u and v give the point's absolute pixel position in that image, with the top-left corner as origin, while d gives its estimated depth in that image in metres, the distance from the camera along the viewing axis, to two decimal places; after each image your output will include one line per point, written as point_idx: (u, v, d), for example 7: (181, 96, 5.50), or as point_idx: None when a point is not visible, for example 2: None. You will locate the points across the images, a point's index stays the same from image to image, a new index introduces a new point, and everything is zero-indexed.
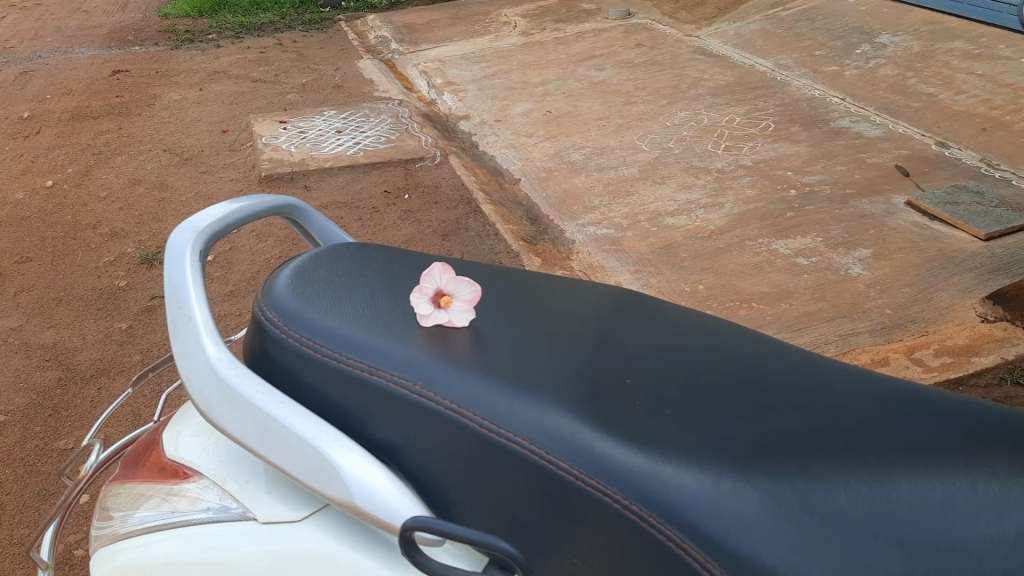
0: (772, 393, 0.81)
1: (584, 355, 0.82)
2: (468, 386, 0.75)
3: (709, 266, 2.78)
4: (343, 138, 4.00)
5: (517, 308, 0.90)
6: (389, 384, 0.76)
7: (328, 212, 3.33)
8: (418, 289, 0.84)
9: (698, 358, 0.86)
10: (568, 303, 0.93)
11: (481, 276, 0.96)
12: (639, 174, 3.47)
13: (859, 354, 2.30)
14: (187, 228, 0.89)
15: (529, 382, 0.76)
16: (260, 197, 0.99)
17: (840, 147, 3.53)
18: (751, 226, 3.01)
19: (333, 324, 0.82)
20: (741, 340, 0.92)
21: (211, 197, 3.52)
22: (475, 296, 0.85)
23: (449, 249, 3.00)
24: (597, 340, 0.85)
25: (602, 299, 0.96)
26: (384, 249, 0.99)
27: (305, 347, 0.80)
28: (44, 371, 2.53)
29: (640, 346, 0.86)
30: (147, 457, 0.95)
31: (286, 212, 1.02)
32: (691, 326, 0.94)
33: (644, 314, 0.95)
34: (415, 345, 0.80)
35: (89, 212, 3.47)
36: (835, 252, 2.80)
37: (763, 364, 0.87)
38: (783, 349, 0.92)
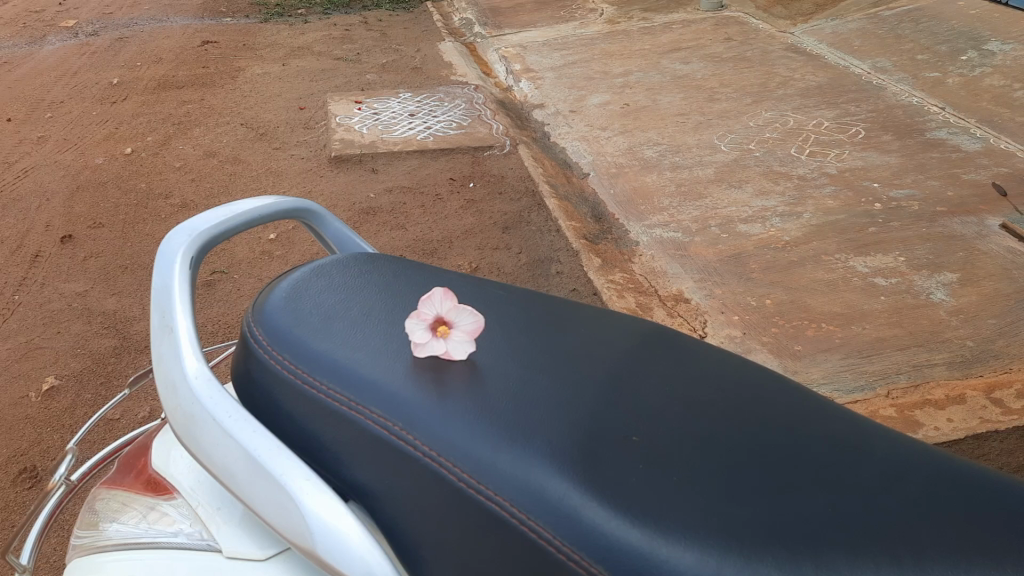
0: (799, 465, 0.71)
1: (588, 402, 0.73)
2: (452, 430, 0.68)
3: (780, 280, 2.63)
4: (415, 122, 3.96)
5: (524, 340, 0.82)
6: (368, 422, 0.70)
7: (392, 196, 3.30)
8: (416, 315, 0.77)
9: (719, 413, 0.76)
10: (585, 336, 0.85)
11: (495, 299, 0.89)
12: (715, 176, 3.32)
13: (933, 389, 2.14)
14: (184, 230, 0.86)
15: (522, 432, 0.68)
16: (272, 198, 0.94)
17: (934, 159, 3.31)
18: (829, 240, 2.84)
19: (320, 347, 0.76)
20: (777, 391, 0.82)
21: (281, 174, 3.54)
22: (476, 327, 0.77)
23: (508, 243, 2.92)
24: (605, 386, 0.76)
25: (625, 335, 0.88)
26: (395, 262, 0.93)
27: (285, 370, 0.75)
28: (102, 338, 2.58)
29: (655, 395, 0.77)
30: (137, 465, 0.92)
31: (300, 217, 0.96)
32: (720, 372, 0.84)
33: (669, 355, 0.85)
34: (405, 377, 0.73)
35: (163, 181, 3.53)
36: (918, 274, 2.62)
37: (795, 426, 0.77)
38: (823, 407, 0.82)
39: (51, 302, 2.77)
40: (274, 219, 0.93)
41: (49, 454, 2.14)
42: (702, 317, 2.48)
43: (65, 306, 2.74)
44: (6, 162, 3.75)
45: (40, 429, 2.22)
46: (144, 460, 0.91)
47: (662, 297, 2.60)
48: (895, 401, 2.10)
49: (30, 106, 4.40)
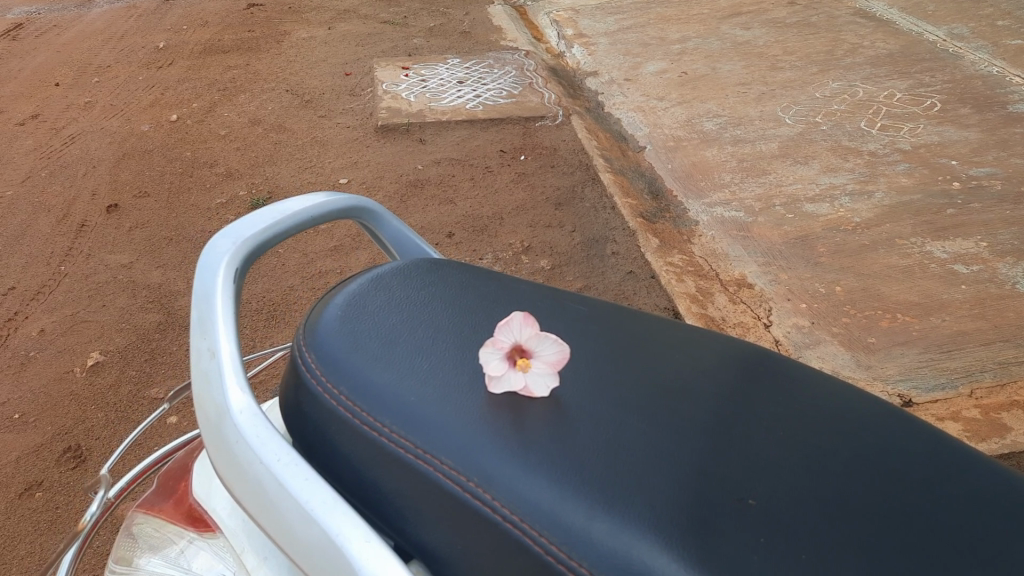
0: (949, 538, 0.59)
1: (693, 452, 0.62)
2: (535, 488, 0.57)
3: (851, 265, 2.48)
4: (464, 89, 3.83)
5: (611, 371, 0.71)
6: (438, 474, 0.59)
7: (440, 168, 3.19)
8: (490, 343, 0.67)
9: (846, 466, 0.65)
10: (679, 365, 0.74)
11: (575, 318, 0.78)
12: (780, 151, 3.15)
13: (1021, 389, 2.00)
14: (228, 235, 0.77)
15: (620, 492, 0.57)
16: (324, 195, 0.85)
17: (1017, 136, 3.12)
18: (903, 222, 2.67)
19: (379, 378, 0.65)
20: (906, 433, 0.71)
21: (327, 143, 3.45)
22: (561, 358, 0.67)
23: (560, 221, 2.80)
24: (709, 430, 0.65)
25: (724, 361, 0.76)
26: (462, 271, 0.82)
27: (339, 405, 0.65)
28: (147, 313, 2.52)
29: (768, 440, 0.66)
30: (176, 491, 0.85)
31: (356, 216, 0.87)
32: (839, 409, 0.72)
33: (776, 386, 0.74)
34: (480, 420, 0.63)
35: (208, 150, 3.45)
36: (1002, 261, 2.45)
37: (937, 483, 0.65)
38: (963, 456, 0.69)
39: (97, 274, 2.72)
40: (326, 220, 0.84)
41: (94, 433, 2.09)
42: (768, 305, 2.34)
43: (111, 279, 2.69)
44: (54, 128, 3.72)
45: (84, 406, 2.18)
46: (184, 486, 0.85)
47: (724, 282, 2.46)
48: (980, 401, 1.97)
49: (77, 71, 4.36)
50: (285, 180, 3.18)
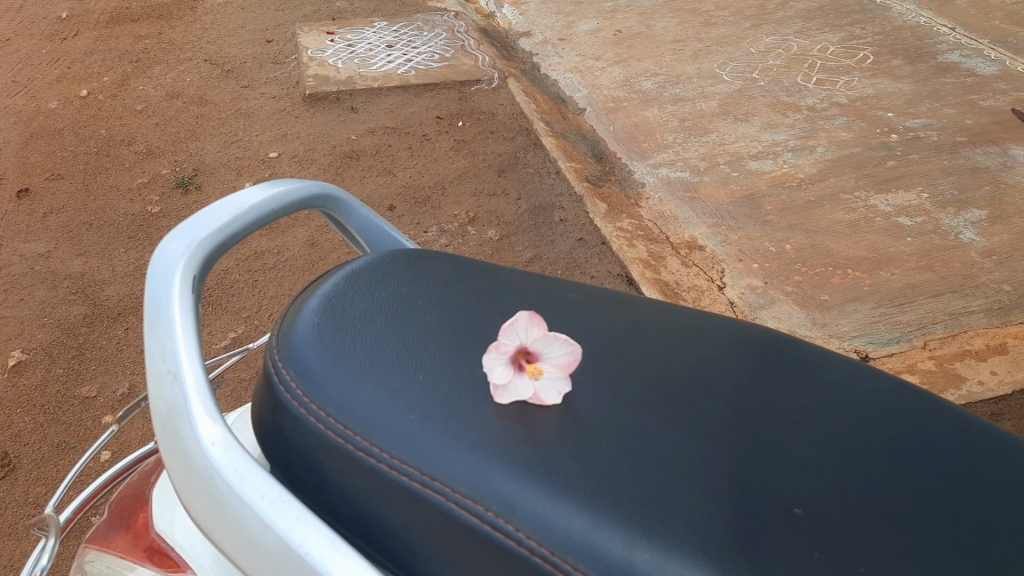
0: (1000, 535, 0.56)
1: (726, 457, 0.57)
2: (565, 513, 0.51)
3: (798, 222, 2.47)
4: (394, 53, 3.69)
5: (622, 369, 0.65)
6: (452, 504, 0.53)
7: (375, 137, 3.06)
8: (494, 348, 0.60)
9: (883, 460, 0.60)
10: (690, 355, 0.69)
11: (573, 311, 0.72)
12: (720, 108, 3.12)
13: (972, 338, 2.03)
14: (180, 238, 0.68)
15: (658, 513, 0.52)
16: (284, 184, 0.76)
17: (949, 85, 3.17)
18: (846, 176, 2.67)
19: (371, 395, 0.58)
20: (933, 416, 0.67)
21: (252, 115, 3.27)
22: (571, 360, 0.60)
23: (505, 188, 2.72)
24: (737, 429, 0.60)
25: (733, 347, 0.71)
26: (444, 264, 0.75)
27: (328, 429, 0.57)
28: (70, 305, 2.35)
29: (800, 435, 0.61)
30: (133, 523, 0.76)
31: (321, 205, 0.79)
32: (860, 392, 0.68)
33: (793, 372, 0.69)
34: (493, 437, 0.56)
35: (124, 126, 3.23)
36: (943, 211, 2.48)
37: (975, 472, 0.62)
38: (991, 439, 0.66)
39: (11, 265, 2.52)
40: (287, 212, 0.75)
41: (21, 439, 1.95)
42: (720, 267, 2.32)
43: (27, 270, 2.50)
44: None
45: (8, 410, 2.02)
46: (143, 517, 0.76)
47: (675, 245, 2.42)
48: (934, 353, 1.99)
49: None
50: (210, 156, 3.00)
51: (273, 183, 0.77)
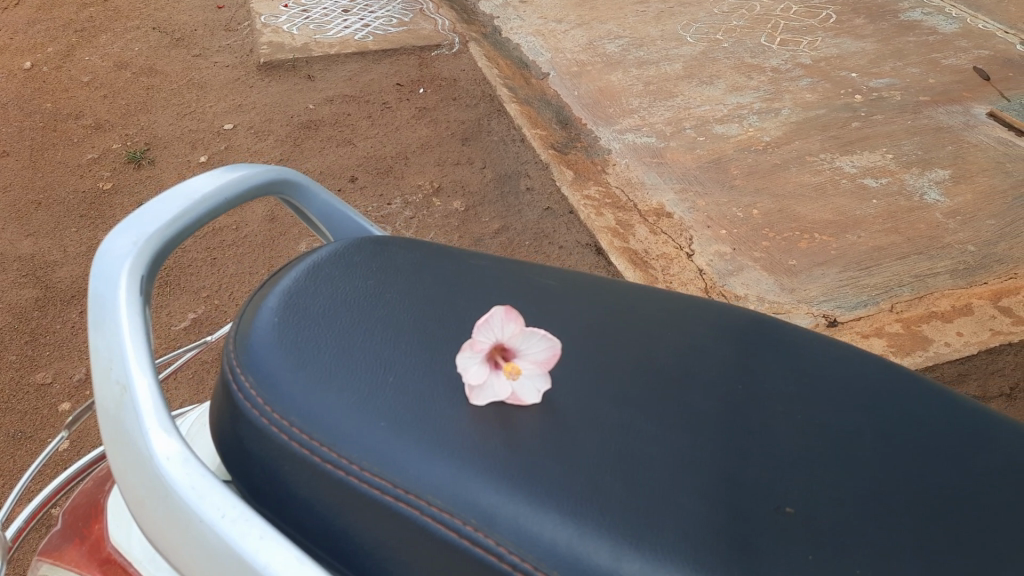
0: (996, 528, 0.54)
1: (717, 455, 0.55)
2: (551, 525, 0.48)
3: (765, 186, 2.46)
4: (351, 18, 3.58)
5: (603, 361, 0.62)
6: (427, 518, 0.49)
7: (334, 106, 2.98)
8: (467, 345, 0.57)
9: (877, 449, 0.59)
10: (672, 342, 0.66)
11: (550, 300, 0.69)
12: (684, 71, 3.08)
13: (938, 300, 2.04)
14: (127, 231, 0.63)
15: (647, 520, 0.49)
16: (240, 169, 0.72)
17: (911, 44, 3.17)
18: (812, 138, 2.66)
19: (336, 401, 0.54)
20: (923, 399, 0.65)
21: (205, 85, 3.16)
22: (551, 355, 0.57)
23: (469, 157, 2.66)
24: (725, 424, 0.58)
25: (716, 332, 0.69)
26: (412, 253, 0.71)
27: (293, 441, 0.53)
28: (21, 288, 2.25)
29: (790, 427, 0.59)
30: (86, 535, 0.72)
31: (280, 191, 0.75)
32: (847, 376, 0.66)
33: (779, 357, 0.67)
34: (471, 444, 0.53)
35: (70, 99, 3.09)
36: (908, 172, 2.49)
37: (969, 457, 0.60)
38: (981, 421, 0.65)
39: None
40: (244, 201, 0.71)
41: None
42: (688, 234, 2.29)
43: None
44: None
45: None
46: (97, 529, 0.72)
47: (642, 212, 2.39)
48: (901, 315, 2.00)
49: None
50: (163, 129, 2.90)
51: (226, 170, 0.72)
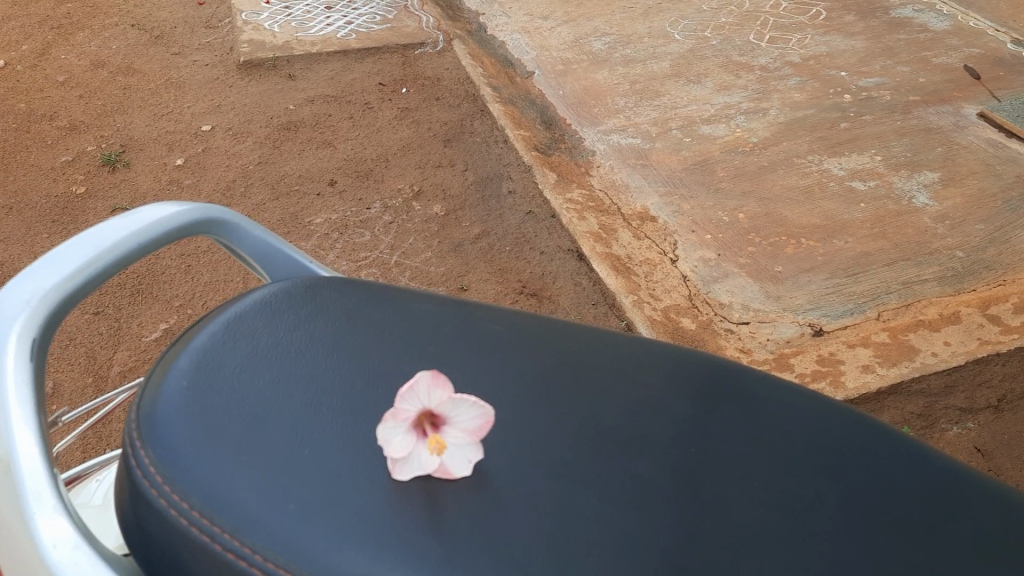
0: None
1: (658, 541, 0.58)
2: None
3: (752, 189, 2.40)
4: (333, 16, 3.52)
5: (535, 429, 0.65)
6: None
7: (314, 106, 2.92)
8: (394, 415, 0.62)
9: (798, 507, 0.62)
10: (608, 400, 0.69)
11: (493, 355, 0.72)
12: (672, 70, 3.02)
13: (925, 308, 2.00)
14: (28, 285, 0.67)
15: None
16: (156, 215, 0.76)
17: (901, 42, 3.12)
18: (800, 139, 2.61)
19: (250, 492, 0.57)
20: (854, 444, 0.69)
21: (184, 85, 3.10)
22: (478, 423, 0.62)
23: (451, 159, 2.61)
24: (662, 495, 0.61)
25: (652, 383, 0.72)
26: (358, 306, 0.74)
27: (193, 526, 0.56)
28: None
29: (741, 503, 0.62)
30: None
31: (196, 232, 0.79)
32: (782, 427, 0.70)
33: (721, 408, 0.70)
34: (395, 530, 0.56)
35: (45, 99, 3.02)
36: (897, 174, 2.44)
37: (899, 505, 0.64)
38: (909, 458, 0.69)
39: None
40: (155, 247, 0.75)
41: None
42: (672, 239, 2.24)
43: None
44: None
45: None
46: None
47: (626, 216, 2.33)
48: (887, 324, 1.96)
49: None
50: (140, 131, 2.83)
51: (131, 215, 0.76)
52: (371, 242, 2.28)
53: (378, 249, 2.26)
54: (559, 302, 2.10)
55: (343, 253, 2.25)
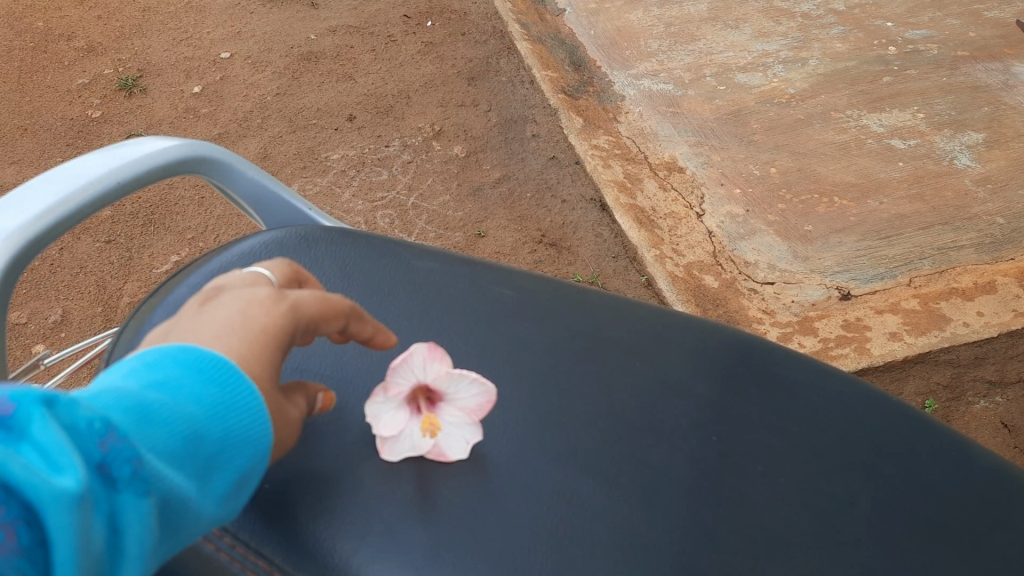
0: (902, 539, 0.72)
1: (691, 510, 0.72)
2: (537, 554, 0.67)
3: (786, 143, 2.30)
4: None
5: (598, 408, 0.80)
6: (436, 554, 0.67)
7: (337, 37, 2.83)
8: (397, 390, 0.77)
9: (810, 474, 0.76)
10: (657, 386, 0.83)
11: (555, 337, 0.87)
12: (709, 13, 2.89)
13: (959, 275, 1.92)
14: (15, 206, 0.80)
15: (622, 547, 0.69)
16: (136, 156, 0.89)
17: None
18: (839, 91, 2.50)
19: (361, 480, 0.72)
20: (875, 419, 0.82)
21: (204, 10, 3.00)
22: (470, 402, 0.77)
23: (475, 98, 2.53)
24: (698, 467, 0.76)
25: (697, 370, 0.85)
26: (427, 295, 0.91)
27: (318, 498, 0.70)
28: None
29: (766, 481, 0.76)
30: None
31: (173, 172, 0.93)
32: (809, 409, 0.82)
33: (762, 393, 0.84)
34: (478, 494, 0.72)
35: (63, 19, 2.94)
36: (939, 134, 2.33)
37: (904, 475, 0.77)
38: (924, 436, 0.81)
39: None
40: (132, 186, 0.88)
41: None
42: (700, 192, 2.15)
43: None
44: None
45: None
46: None
47: (653, 166, 2.24)
48: (919, 291, 1.88)
49: None
50: (157, 55, 2.76)
51: (107, 151, 0.89)
52: (388, 182, 2.24)
53: (395, 190, 2.21)
54: (580, 253, 2.05)
55: (359, 192, 2.20)
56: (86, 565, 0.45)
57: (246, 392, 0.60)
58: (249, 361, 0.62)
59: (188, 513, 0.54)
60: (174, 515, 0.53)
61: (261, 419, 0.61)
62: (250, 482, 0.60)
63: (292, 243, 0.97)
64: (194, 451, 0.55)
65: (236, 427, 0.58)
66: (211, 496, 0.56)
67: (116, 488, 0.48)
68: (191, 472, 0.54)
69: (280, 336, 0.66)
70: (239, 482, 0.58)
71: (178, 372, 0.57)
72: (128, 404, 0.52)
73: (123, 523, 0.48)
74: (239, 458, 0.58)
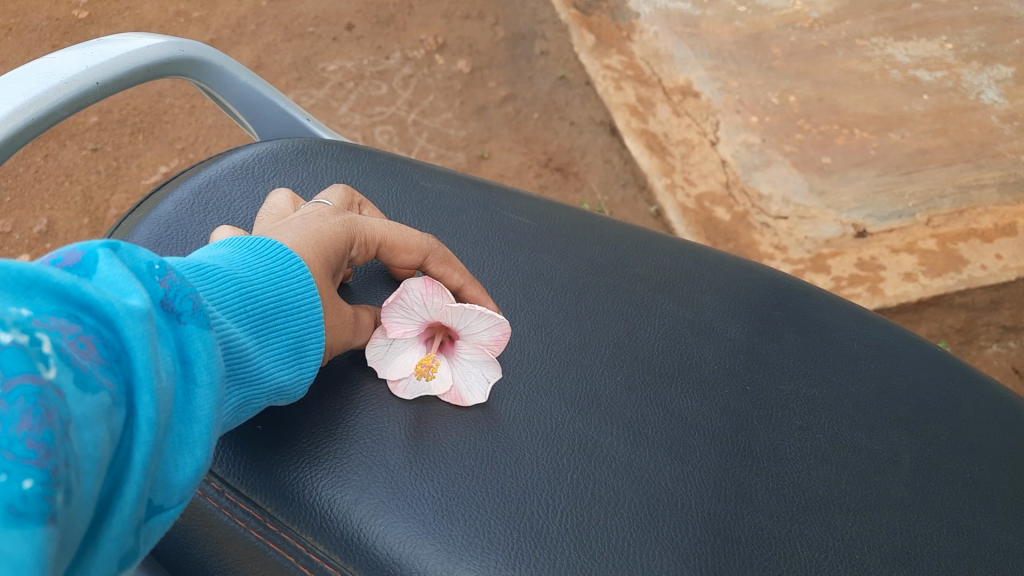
0: (948, 500, 0.68)
1: (724, 461, 0.68)
2: (562, 501, 0.63)
3: (807, 71, 2.16)
4: None
5: (625, 349, 0.76)
6: (452, 501, 0.62)
7: None
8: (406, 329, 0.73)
9: (849, 429, 0.73)
10: (688, 331, 0.79)
11: (582, 267, 0.83)
12: None
13: (980, 216, 1.85)
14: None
15: (651, 496, 0.64)
16: (116, 55, 0.80)
17: None
18: (864, 17, 2.33)
19: (370, 422, 0.66)
20: (914, 375, 0.78)
21: None
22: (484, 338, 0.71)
23: (481, 11, 2.40)
24: (730, 417, 0.72)
25: (728, 318, 0.81)
26: (450, 202, 0.88)
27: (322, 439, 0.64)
28: None
29: (803, 434, 0.71)
30: None
31: (156, 75, 0.85)
32: (848, 365, 0.78)
33: (798, 342, 0.80)
34: (500, 438, 0.67)
35: None
36: (967, 67, 2.19)
37: (948, 435, 0.73)
38: (966, 397, 0.78)
39: None
40: (111, 88, 0.80)
41: None
42: (715, 119, 2.04)
43: None
44: None
45: None
46: None
47: (666, 90, 2.11)
48: (937, 231, 1.82)
49: None
50: None
51: (84, 49, 0.80)
52: (387, 96, 2.14)
53: (395, 105, 2.12)
54: (586, 182, 2.02)
55: (357, 106, 2.11)
56: (164, 380, 0.44)
57: (296, 265, 0.62)
58: (306, 250, 0.64)
59: (246, 366, 0.55)
60: (237, 368, 0.55)
61: (313, 292, 0.62)
62: (312, 351, 0.61)
63: (287, 156, 0.89)
64: (251, 308, 0.57)
65: (292, 294, 0.60)
66: (271, 356, 0.58)
67: (181, 321, 0.48)
68: (251, 328, 0.57)
69: (338, 239, 0.68)
70: (297, 348, 0.60)
71: (231, 251, 0.60)
72: (186, 265, 0.55)
73: (193, 352, 0.48)
74: (296, 322, 0.60)
